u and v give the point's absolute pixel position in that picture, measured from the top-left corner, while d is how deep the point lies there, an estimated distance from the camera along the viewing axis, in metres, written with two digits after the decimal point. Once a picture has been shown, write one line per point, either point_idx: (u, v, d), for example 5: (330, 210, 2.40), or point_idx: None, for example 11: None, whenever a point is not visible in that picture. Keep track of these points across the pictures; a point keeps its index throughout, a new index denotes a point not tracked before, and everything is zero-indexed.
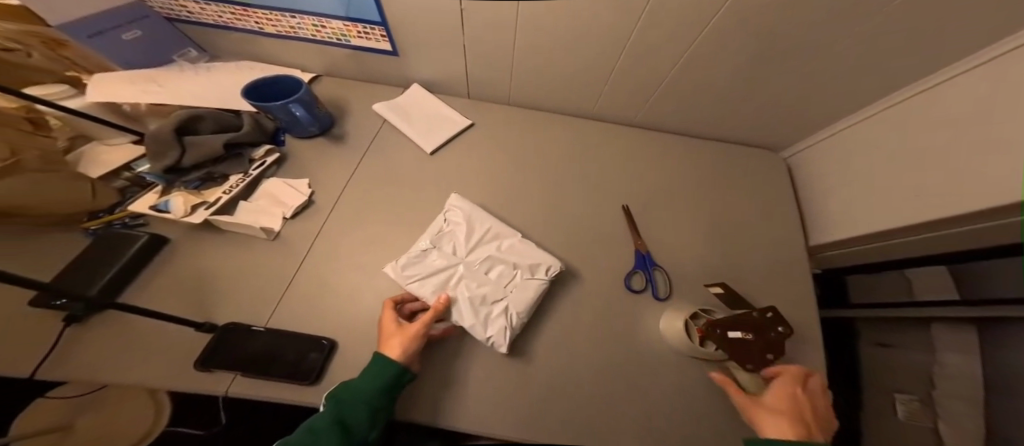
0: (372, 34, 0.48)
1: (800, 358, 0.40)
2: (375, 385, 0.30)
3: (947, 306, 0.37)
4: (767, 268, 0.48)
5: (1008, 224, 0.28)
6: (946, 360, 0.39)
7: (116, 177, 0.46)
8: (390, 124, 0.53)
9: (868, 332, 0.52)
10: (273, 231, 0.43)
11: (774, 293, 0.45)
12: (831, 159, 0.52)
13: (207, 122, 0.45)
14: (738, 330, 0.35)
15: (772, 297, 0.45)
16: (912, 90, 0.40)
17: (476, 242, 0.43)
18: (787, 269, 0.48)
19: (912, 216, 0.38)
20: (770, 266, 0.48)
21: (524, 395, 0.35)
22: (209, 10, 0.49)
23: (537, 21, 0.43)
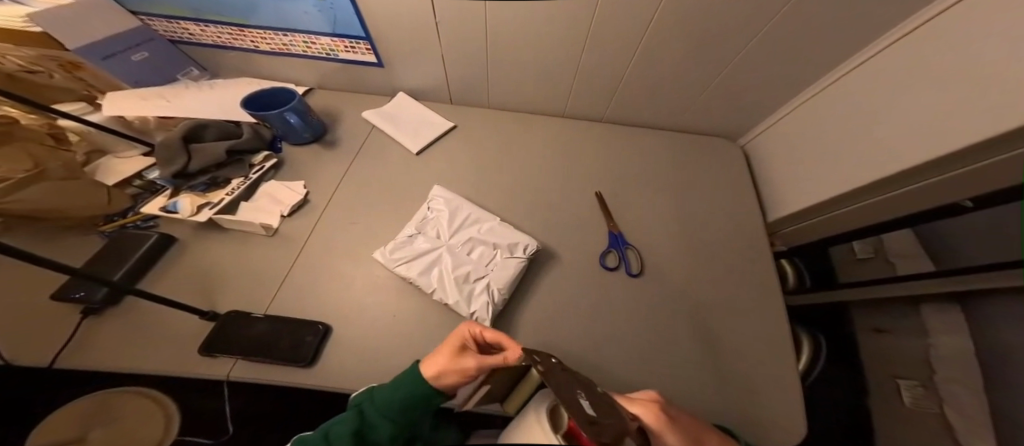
0: (358, 48, 0.53)
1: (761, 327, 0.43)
2: (398, 397, 0.30)
3: (925, 277, 0.42)
4: (730, 249, 0.51)
5: (980, 168, 0.29)
6: (940, 335, 0.43)
7: (128, 185, 0.50)
8: (379, 129, 0.58)
9: (864, 320, 0.57)
10: (272, 227, 0.47)
11: (738, 271, 0.49)
12: (786, 149, 0.57)
13: (210, 130, 0.50)
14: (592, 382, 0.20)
15: (735, 274, 0.48)
16: (867, 60, 0.44)
17: (458, 227, 0.47)
18: (748, 249, 0.51)
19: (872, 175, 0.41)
20: (732, 247, 0.51)
21: None
22: (209, 31, 0.54)
23: (504, 28, 0.48)
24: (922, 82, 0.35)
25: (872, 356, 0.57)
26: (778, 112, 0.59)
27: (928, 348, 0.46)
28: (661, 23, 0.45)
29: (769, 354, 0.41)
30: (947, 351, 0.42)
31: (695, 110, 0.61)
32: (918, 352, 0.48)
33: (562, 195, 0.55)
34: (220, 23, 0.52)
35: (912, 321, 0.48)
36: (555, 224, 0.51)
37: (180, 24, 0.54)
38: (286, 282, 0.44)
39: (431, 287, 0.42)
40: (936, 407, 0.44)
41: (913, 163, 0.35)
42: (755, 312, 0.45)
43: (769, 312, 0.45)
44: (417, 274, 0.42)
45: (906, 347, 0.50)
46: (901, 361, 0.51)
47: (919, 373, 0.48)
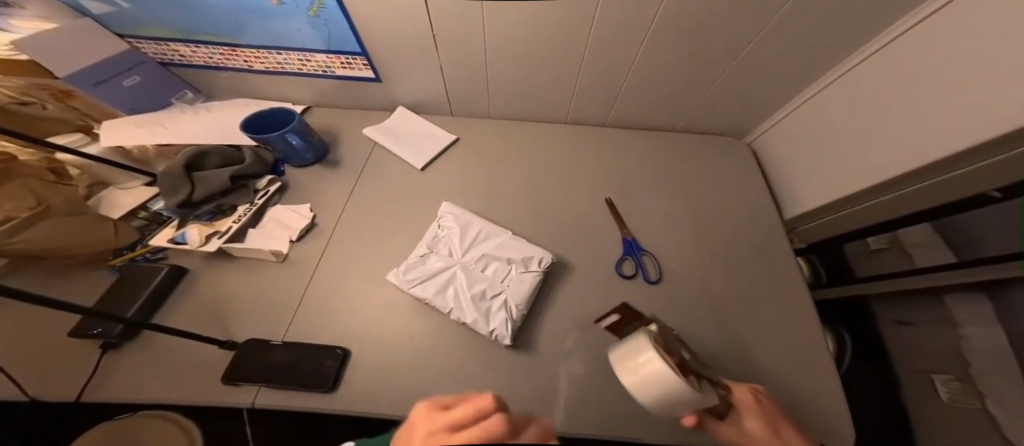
0: (354, 63, 0.51)
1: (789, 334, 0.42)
2: None
3: (943, 272, 0.42)
4: (746, 251, 0.50)
5: (992, 164, 0.29)
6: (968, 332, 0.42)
7: (133, 217, 0.50)
8: (381, 146, 0.57)
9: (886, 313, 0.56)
10: (282, 253, 0.47)
11: (758, 273, 0.48)
12: (797, 146, 0.56)
13: (212, 157, 0.49)
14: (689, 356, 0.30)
15: (756, 277, 0.47)
16: (871, 53, 0.43)
17: (471, 243, 0.46)
18: (766, 250, 0.50)
19: (888, 174, 0.40)
20: (749, 249, 0.50)
21: (530, 390, 0.37)
22: (200, 53, 0.53)
23: (502, 38, 0.46)
24: (929, 79, 0.35)
25: (902, 351, 0.54)
26: (784, 108, 0.58)
27: (957, 340, 0.44)
28: (667, 24, 0.43)
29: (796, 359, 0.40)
30: (976, 343, 0.40)
31: (702, 109, 0.60)
32: (945, 343, 0.46)
33: (571, 205, 0.54)
34: (211, 45, 0.51)
35: (935, 312, 0.47)
36: (565, 235, 0.51)
37: (170, 46, 0.53)
38: (300, 309, 0.44)
39: (448, 308, 0.41)
40: (978, 401, 0.40)
41: (928, 159, 0.34)
42: (778, 315, 0.44)
43: (793, 314, 0.44)
44: (433, 295, 0.42)
45: (931, 339, 0.48)
46: (931, 354, 0.48)
47: (951, 364, 0.45)
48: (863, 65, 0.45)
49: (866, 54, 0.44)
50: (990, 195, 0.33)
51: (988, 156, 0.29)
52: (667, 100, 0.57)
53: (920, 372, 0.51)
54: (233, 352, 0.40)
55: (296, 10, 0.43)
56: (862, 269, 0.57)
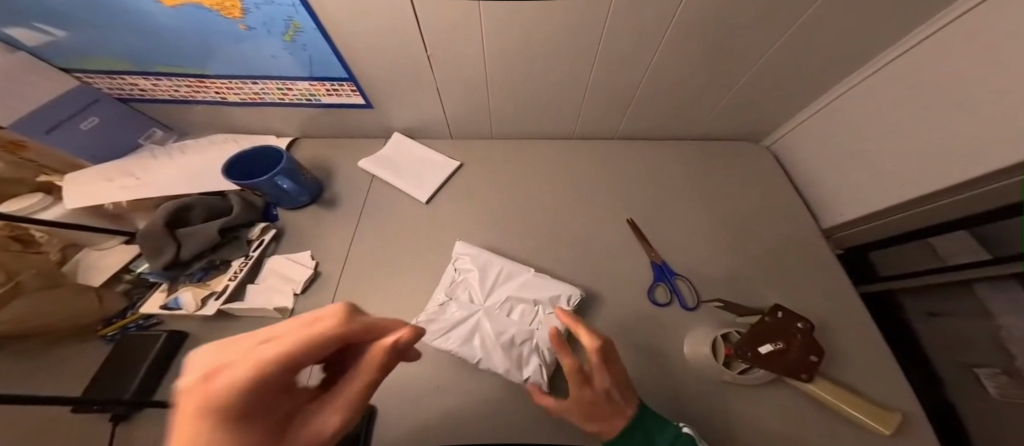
0: (341, 90, 0.46)
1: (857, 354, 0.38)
2: None
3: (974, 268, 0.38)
4: (791, 263, 0.46)
5: None
6: None
7: (119, 280, 0.46)
8: (381, 180, 0.53)
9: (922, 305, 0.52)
10: (287, 309, 0.42)
11: (810, 287, 0.44)
12: (820, 149, 0.52)
13: (195, 210, 0.44)
14: (768, 343, 0.34)
15: (808, 292, 0.43)
16: (897, 52, 0.39)
17: (492, 286, 0.42)
18: (814, 260, 0.46)
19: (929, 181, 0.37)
20: (793, 261, 0.46)
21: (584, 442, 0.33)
22: (163, 85, 0.46)
23: (508, 58, 0.41)
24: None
25: None
26: (807, 109, 0.53)
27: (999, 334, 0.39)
28: (698, 32, 0.38)
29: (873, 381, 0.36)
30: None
31: (723, 117, 0.55)
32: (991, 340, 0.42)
33: (591, 230, 0.50)
34: (174, 77, 0.45)
35: (966, 303, 0.42)
36: (590, 262, 0.47)
37: (124, 80, 0.45)
38: None
39: (475, 357, 0.37)
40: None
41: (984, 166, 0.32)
42: (837, 334, 0.40)
43: (855, 332, 0.40)
44: (457, 344, 0.38)
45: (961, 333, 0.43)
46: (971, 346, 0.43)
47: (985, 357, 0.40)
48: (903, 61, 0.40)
49: (898, 52, 0.39)
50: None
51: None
52: (688, 108, 0.53)
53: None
54: None
55: (269, 35, 0.37)
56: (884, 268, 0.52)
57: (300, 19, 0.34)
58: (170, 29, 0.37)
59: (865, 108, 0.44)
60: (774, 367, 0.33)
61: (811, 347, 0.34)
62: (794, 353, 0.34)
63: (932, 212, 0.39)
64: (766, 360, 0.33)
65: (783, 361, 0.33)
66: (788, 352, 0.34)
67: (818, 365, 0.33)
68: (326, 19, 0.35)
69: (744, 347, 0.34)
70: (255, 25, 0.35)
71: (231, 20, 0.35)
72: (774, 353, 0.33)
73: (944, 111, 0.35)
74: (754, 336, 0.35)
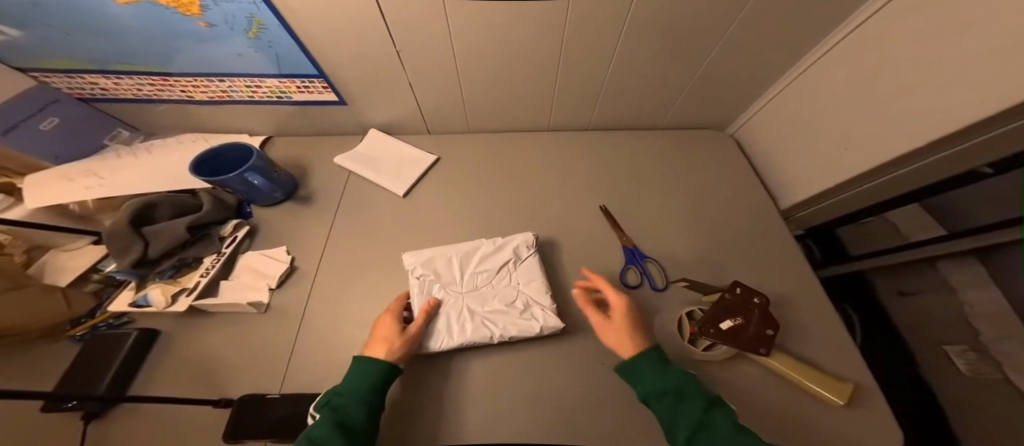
0: (312, 86, 0.46)
1: (807, 324, 0.41)
2: (366, 382, 0.32)
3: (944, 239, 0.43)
4: (749, 243, 0.49)
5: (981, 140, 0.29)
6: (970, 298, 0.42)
7: (87, 280, 0.45)
8: (358, 175, 0.54)
9: (887, 284, 0.56)
10: (262, 303, 0.43)
11: (765, 265, 0.47)
12: (777, 135, 0.55)
13: (164, 207, 0.44)
14: (726, 320, 0.36)
15: (763, 270, 0.46)
16: (839, 34, 0.42)
17: (462, 273, 0.43)
18: (770, 240, 0.49)
19: (875, 159, 0.41)
20: (751, 241, 0.49)
21: (554, 416, 0.35)
22: (125, 84, 0.46)
23: (476, 56, 0.43)
24: (912, 66, 0.34)
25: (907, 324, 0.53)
26: (764, 95, 0.56)
27: (959, 307, 0.44)
28: (651, 28, 0.41)
29: (824, 350, 0.39)
30: (980, 308, 0.40)
31: (685, 108, 0.59)
32: (951, 312, 0.45)
33: (564, 219, 0.51)
34: (136, 75, 0.44)
35: (930, 279, 0.48)
36: (563, 249, 0.48)
37: (84, 78, 0.45)
38: (290, 362, 0.40)
39: (493, 335, 0.37)
40: (997, 371, 0.38)
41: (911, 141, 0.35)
42: (791, 307, 0.43)
43: (805, 304, 0.43)
44: (472, 335, 0.37)
45: (933, 308, 0.48)
46: (941, 325, 0.47)
47: (961, 333, 0.44)
48: (829, 58, 0.45)
49: (840, 38, 0.42)
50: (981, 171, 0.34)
51: (996, 129, 0.28)
52: (654, 101, 0.56)
53: (931, 343, 0.49)
54: (229, 408, 0.36)
55: (231, 32, 0.37)
56: (854, 247, 0.59)
57: (262, 15, 0.35)
58: (129, 27, 0.37)
59: (817, 95, 0.47)
60: (733, 341, 0.35)
61: (766, 322, 0.36)
62: (751, 327, 0.36)
63: (882, 188, 0.42)
64: (728, 335, 0.35)
65: (743, 335, 0.35)
66: (750, 327, 0.36)
67: (774, 338, 0.35)
68: (292, 18, 0.35)
69: (707, 324, 0.36)
70: (216, 22, 0.36)
71: (190, 17, 0.35)
72: (733, 328, 0.35)
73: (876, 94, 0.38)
74: (714, 314, 0.37)
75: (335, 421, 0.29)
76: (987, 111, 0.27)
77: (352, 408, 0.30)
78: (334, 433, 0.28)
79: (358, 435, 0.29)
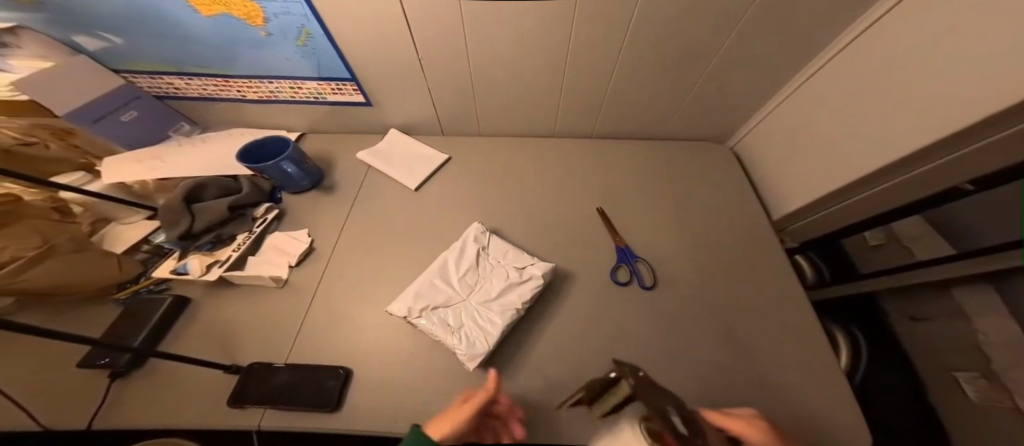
0: (344, 89, 0.53)
1: (800, 332, 0.41)
2: None
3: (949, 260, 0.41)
4: (745, 250, 0.50)
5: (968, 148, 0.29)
6: (985, 328, 0.40)
7: (138, 250, 0.52)
8: (376, 170, 0.59)
9: (900, 307, 0.54)
10: (281, 278, 0.47)
11: (760, 273, 0.47)
12: (777, 147, 0.56)
13: (210, 188, 0.50)
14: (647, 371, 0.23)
15: (758, 277, 0.47)
16: (833, 48, 0.45)
17: (452, 283, 0.44)
18: (767, 249, 0.50)
19: (863, 167, 0.42)
20: (748, 249, 0.50)
21: (539, 402, 0.36)
22: (194, 85, 0.54)
23: (489, 65, 0.48)
24: (898, 77, 0.36)
25: (924, 351, 0.52)
26: (763, 108, 0.58)
27: (975, 334, 0.42)
28: (648, 41, 0.45)
29: (817, 359, 0.39)
30: (994, 337, 0.39)
31: (687, 119, 0.61)
32: (966, 337, 0.44)
33: (564, 217, 0.54)
34: (204, 77, 0.52)
35: (940, 305, 0.47)
36: (560, 245, 0.51)
37: (162, 79, 0.53)
38: (300, 333, 0.43)
39: (516, 305, 0.41)
40: (1007, 399, 0.38)
41: (903, 149, 0.36)
42: (785, 315, 0.43)
43: (799, 313, 0.43)
44: (498, 312, 0.40)
45: (949, 335, 0.47)
46: (956, 351, 0.46)
47: (974, 362, 0.43)
48: (820, 74, 0.47)
49: (833, 51, 0.45)
50: (964, 187, 0.34)
51: (974, 141, 0.29)
52: (656, 110, 0.58)
53: (944, 370, 0.49)
54: (237, 375, 0.40)
55: (284, 41, 0.44)
56: (864, 265, 0.56)
57: (310, 26, 0.42)
58: (205, 35, 0.44)
59: (813, 107, 0.49)
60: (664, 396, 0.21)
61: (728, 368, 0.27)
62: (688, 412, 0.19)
63: (874, 198, 0.41)
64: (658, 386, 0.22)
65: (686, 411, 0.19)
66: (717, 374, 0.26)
67: None
68: (334, 27, 0.42)
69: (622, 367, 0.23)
70: (273, 31, 0.43)
71: (254, 28, 0.43)
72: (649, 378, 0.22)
73: (868, 105, 0.40)
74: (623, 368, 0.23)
75: None
76: (959, 122, 0.29)
77: None
78: None
79: None
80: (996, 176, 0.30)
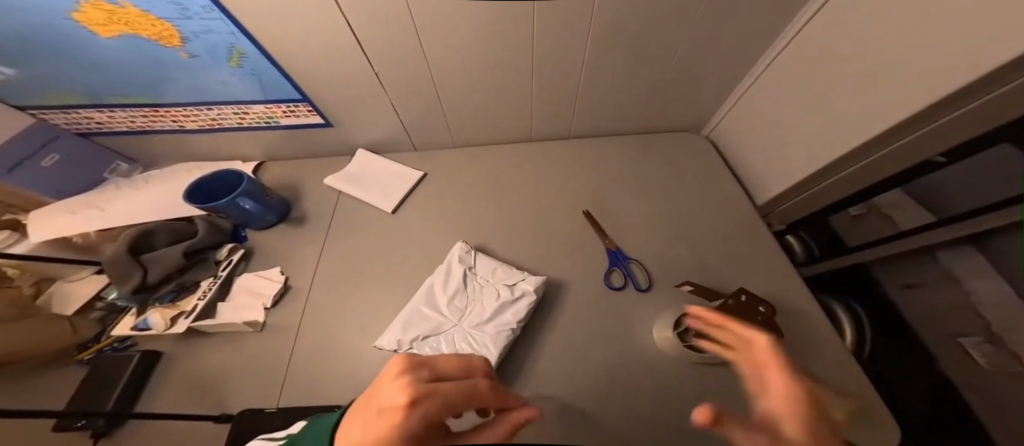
0: (298, 111, 0.48)
1: (802, 318, 0.41)
2: None
3: (930, 228, 0.42)
4: (738, 240, 0.49)
5: (948, 121, 0.28)
6: (978, 289, 0.42)
7: (92, 309, 0.47)
8: (348, 195, 0.55)
9: (892, 275, 0.57)
10: (258, 322, 0.44)
11: (753, 260, 0.47)
12: (753, 130, 0.56)
13: (160, 234, 0.45)
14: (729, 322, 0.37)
15: (753, 267, 0.46)
16: (797, 25, 0.43)
17: (442, 309, 0.42)
18: (759, 237, 0.49)
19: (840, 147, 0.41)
20: (741, 239, 0.49)
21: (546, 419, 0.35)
22: (118, 117, 0.47)
23: (452, 71, 0.44)
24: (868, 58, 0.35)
25: (922, 316, 0.54)
26: (733, 97, 0.58)
27: (968, 296, 0.44)
28: (618, 33, 0.42)
29: (817, 342, 0.39)
30: (988, 298, 0.40)
31: (664, 110, 0.59)
32: (963, 301, 0.45)
33: (552, 226, 0.52)
34: (128, 107, 0.46)
35: (937, 271, 0.48)
36: (551, 257, 0.49)
37: (80, 114, 0.47)
38: (288, 377, 0.41)
39: (510, 325, 0.40)
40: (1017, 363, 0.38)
41: (879, 128, 0.35)
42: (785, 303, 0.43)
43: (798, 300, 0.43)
44: (494, 333, 0.39)
45: (947, 297, 0.48)
46: (955, 313, 0.47)
47: (976, 325, 0.44)
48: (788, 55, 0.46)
49: (800, 26, 0.43)
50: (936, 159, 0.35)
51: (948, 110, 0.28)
52: (632, 104, 0.56)
53: (947, 336, 0.50)
54: (229, 424, 0.38)
55: (214, 62, 0.39)
56: (851, 238, 0.57)
57: (241, 44, 0.36)
58: (113, 58, 0.38)
59: (785, 89, 0.48)
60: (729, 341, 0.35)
61: (769, 326, 0.36)
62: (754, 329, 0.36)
63: (858, 175, 0.41)
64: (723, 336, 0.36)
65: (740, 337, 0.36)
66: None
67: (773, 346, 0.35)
68: (267, 43, 0.37)
69: (702, 324, 0.37)
70: (197, 52, 0.37)
71: (172, 48, 0.36)
72: (732, 331, 0.36)
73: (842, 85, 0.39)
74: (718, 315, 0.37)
75: None
76: (929, 98, 0.29)
77: None
78: None
79: None
80: (973, 144, 0.30)
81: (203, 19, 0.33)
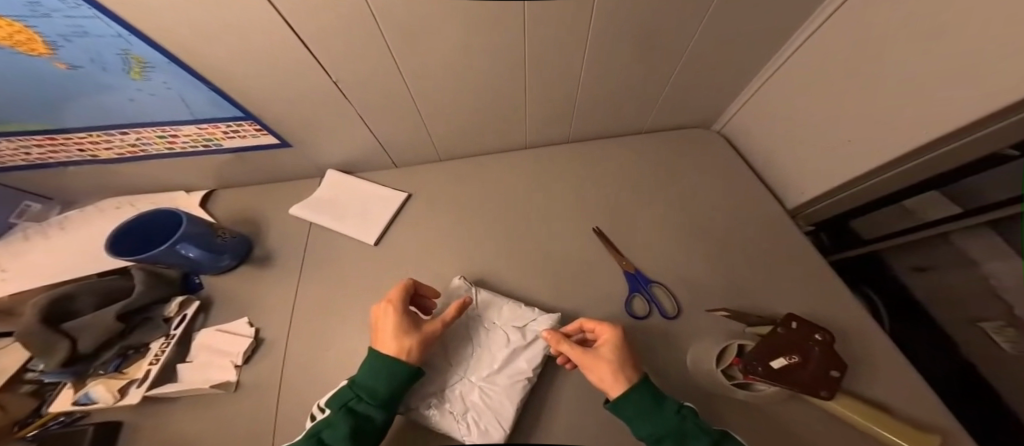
0: (242, 130, 0.39)
1: (847, 338, 0.37)
2: (386, 385, 0.31)
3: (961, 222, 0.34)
4: (766, 250, 0.44)
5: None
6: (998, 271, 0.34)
7: (22, 381, 0.37)
8: (320, 225, 0.48)
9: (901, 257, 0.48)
10: (230, 383, 0.37)
11: (784, 273, 0.42)
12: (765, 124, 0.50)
13: (89, 295, 0.37)
14: (780, 357, 0.32)
15: (785, 281, 0.42)
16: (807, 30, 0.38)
17: (446, 359, 0.37)
18: (790, 245, 0.44)
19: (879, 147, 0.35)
20: (768, 249, 0.44)
21: None
22: (6, 148, 0.37)
23: (431, 78, 0.36)
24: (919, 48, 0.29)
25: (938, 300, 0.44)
26: (741, 96, 0.52)
27: (983, 279, 0.36)
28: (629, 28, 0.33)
29: (869, 365, 0.35)
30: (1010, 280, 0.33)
31: (676, 107, 0.52)
32: (977, 285, 0.37)
33: (557, 248, 0.46)
34: (15, 137, 0.36)
35: (963, 272, 0.39)
36: (559, 284, 0.43)
37: None
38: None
39: (526, 374, 0.34)
40: None
41: None
42: (827, 320, 0.38)
43: (841, 316, 0.38)
44: (508, 385, 0.34)
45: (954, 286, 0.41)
46: (965, 298, 0.39)
47: (994, 308, 0.36)
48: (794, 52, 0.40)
49: (812, 28, 0.37)
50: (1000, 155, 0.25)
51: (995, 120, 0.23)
52: (642, 103, 0.49)
53: (965, 320, 0.40)
54: None
55: (106, 73, 0.29)
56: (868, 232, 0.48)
57: (139, 51, 0.27)
58: None
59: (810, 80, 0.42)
60: (787, 383, 0.31)
61: (832, 362, 0.32)
62: (810, 366, 0.32)
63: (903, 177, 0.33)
64: (781, 376, 0.31)
65: (799, 377, 0.31)
66: (763, 364, 0.31)
67: (839, 381, 0.31)
68: (178, 53, 0.28)
69: (753, 362, 0.32)
70: (80, 62, 0.28)
71: (40, 58, 0.27)
72: (788, 368, 0.31)
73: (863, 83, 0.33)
74: (767, 348, 0.32)
75: (353, 424, 0.29)
76: None
77: (372, 411, 0.30)
78: (351, 441, 0.28)
79: (372, 437, 0.29)
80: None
81: (71, 18, 0.23)
